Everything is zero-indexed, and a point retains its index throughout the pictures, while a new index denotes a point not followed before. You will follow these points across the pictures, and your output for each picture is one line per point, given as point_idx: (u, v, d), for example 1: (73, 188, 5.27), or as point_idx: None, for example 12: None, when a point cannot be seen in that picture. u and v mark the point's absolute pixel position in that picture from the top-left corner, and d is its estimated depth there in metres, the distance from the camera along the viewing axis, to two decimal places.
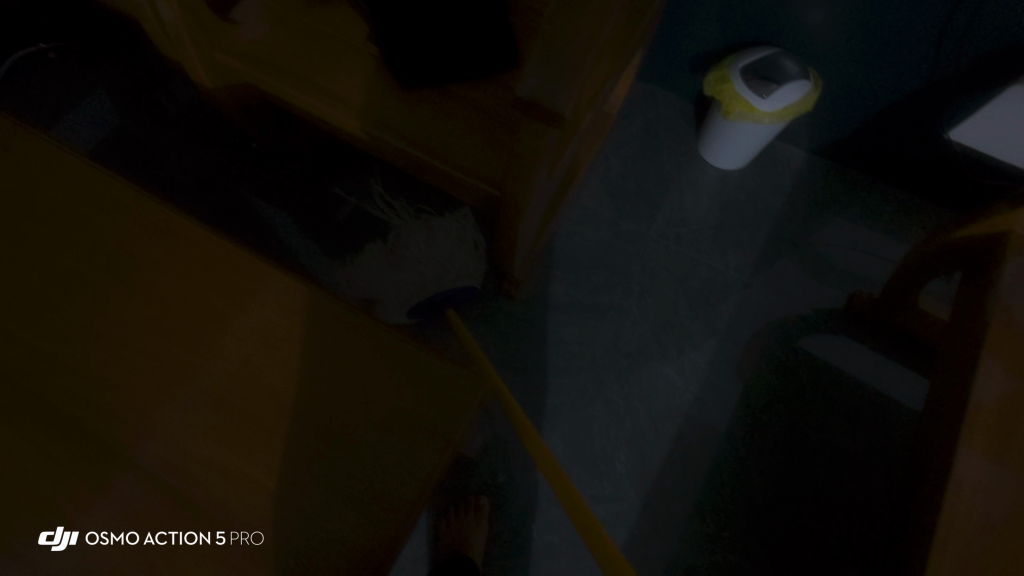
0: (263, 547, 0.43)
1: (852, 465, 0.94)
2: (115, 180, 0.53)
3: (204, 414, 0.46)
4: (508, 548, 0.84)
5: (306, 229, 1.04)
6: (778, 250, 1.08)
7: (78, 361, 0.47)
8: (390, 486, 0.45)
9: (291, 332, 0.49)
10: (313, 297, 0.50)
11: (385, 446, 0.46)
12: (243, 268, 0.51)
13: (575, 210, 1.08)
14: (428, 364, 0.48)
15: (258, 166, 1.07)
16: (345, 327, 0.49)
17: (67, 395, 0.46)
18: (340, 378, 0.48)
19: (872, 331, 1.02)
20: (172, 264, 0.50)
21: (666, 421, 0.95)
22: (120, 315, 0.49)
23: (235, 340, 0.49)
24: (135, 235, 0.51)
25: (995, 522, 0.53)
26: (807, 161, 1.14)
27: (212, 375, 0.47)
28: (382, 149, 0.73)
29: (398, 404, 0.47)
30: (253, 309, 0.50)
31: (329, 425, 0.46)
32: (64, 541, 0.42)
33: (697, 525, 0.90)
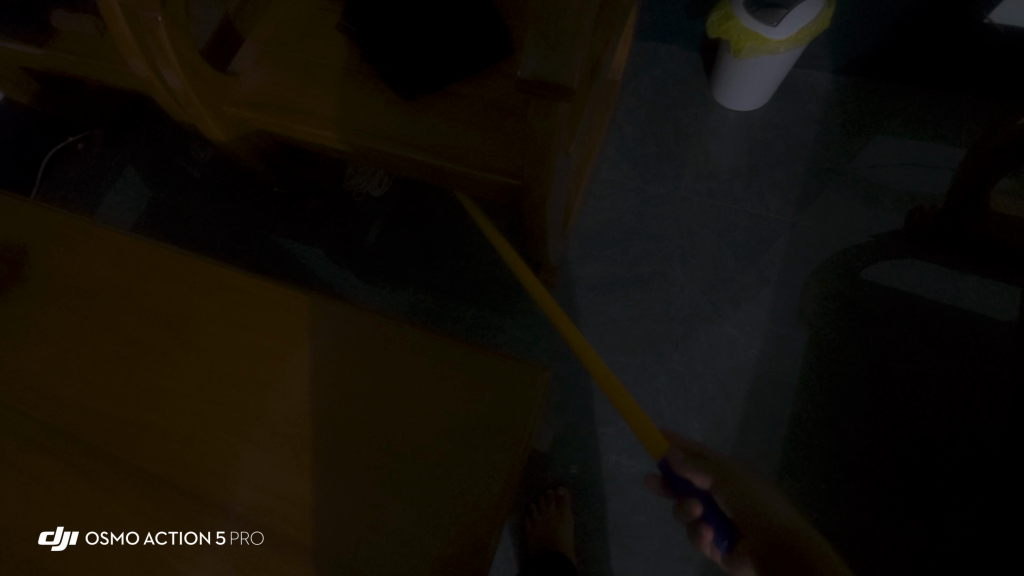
0: (262, 546, 0.46)
1: (948, 391, 0.87)
2: (160, 247, 0.57)
3: (277, 450, 0.49)
4: (595, 536, 0.84)
5: (340, 258, 1.07)
6: (821, 181, 1.02)
7: (155, 422, 0.51)
8: (459, 491, 0.46)
9: (338, 358, 0.51)
10: (354, 319, 0.52)
11: (453, 451, 0.47)
12: (286, 306, 0.53)
13: (599, 185, 1.05)
14: (483, 368, 0.49)
15: (287, 208, 1.12)
16: (390, 343, 0.51)
17: (150, 455, 0.50)
18: (394, 394, 0.49)
19: (940, 248, 0.95)
20: (224, 316, 0.53)
21: (734, 381, 0.91)
22: (183, 371, 0.52)
23: (294, 376, 0.51)
24: (188, 296, 0.54)
25: None
26: (835, 83, 1.06)
27: (278, 414, 0.50)
28: (386, 161, 0.75)
29: (455, 409, 0.48)
30: (305, 342, 0.52)
31: (386, 437, 0.48)
32: (64, 541, 0.47)
33: (789, 483, 0.85)
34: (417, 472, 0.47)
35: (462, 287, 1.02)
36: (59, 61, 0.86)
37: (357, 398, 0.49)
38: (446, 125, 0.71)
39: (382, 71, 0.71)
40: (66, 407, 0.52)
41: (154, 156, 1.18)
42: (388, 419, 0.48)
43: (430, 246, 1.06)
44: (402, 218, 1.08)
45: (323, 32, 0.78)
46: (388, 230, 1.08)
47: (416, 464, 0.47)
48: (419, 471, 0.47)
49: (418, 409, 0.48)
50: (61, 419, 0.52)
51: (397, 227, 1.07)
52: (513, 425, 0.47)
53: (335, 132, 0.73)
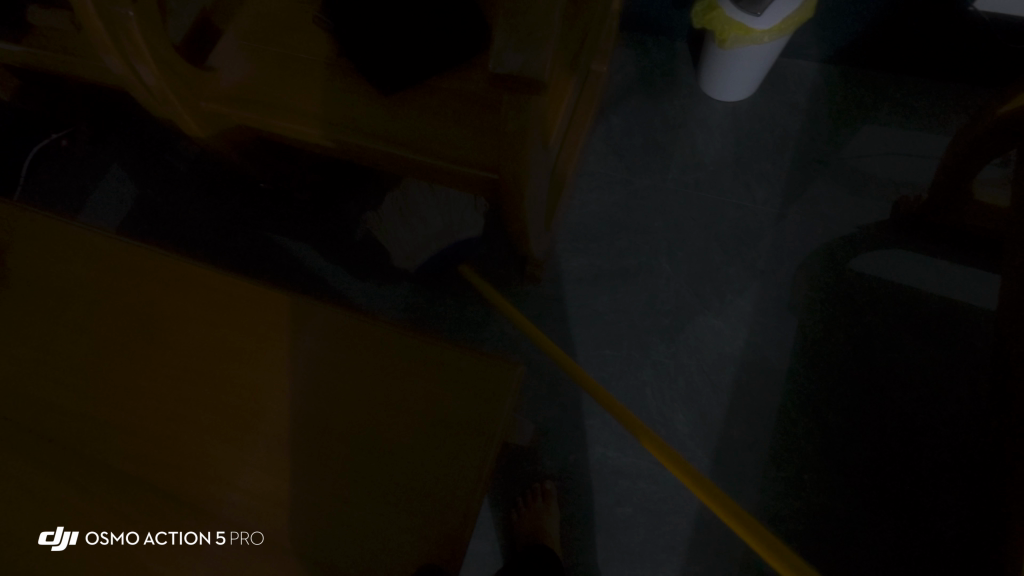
0: (263, 545, 0.47)
1: (932, 381, 0.88)
2: (135, 247, 0.56)
3: (257, 451, 0.49)
4: (581, 528, 0.84)
5: (328, 254, 1.07)
6: (807, 172, 1.01)
7: (134, 423, 0.50)
8: (432, 487, 0.46)
9: (312, 357, 0.50)
10: (328, 317, 0.51)
11: (427, 448, 0.47)
12: (264, 305, 0.53)
13: (586, 178, 1.05)
14: (455, 363, 0.48)
15: (273, 204, 1.11)
16: (367, 339, 0.50)
17: (128, 456, 0.49)
18: (367, 392, 0.49)
19: (926, 237, 0.95)
20: (202, 316, 0.53)
21: (721, 373, 0.91)
22: (160, 371, 0.52)
23: (272, 375, 0.51)
24: (165, 296, 0.54)
25: None
26: (822, 73, 1.06)
27: (257, 413, 0.50)
28: (367, 157, 0.74)
29: (428, 407, 0.48)
30: (282, 341, 0.52)
31: (361, 436, 0.48)
32: (64, 541, 0.46)
33: (776, 474, 0.86)
34: (392, 468, 0.47)
35: (448, 283, 1.02)
36: (37, 58, 0.85)
37: (336, 396, 0.49)
38: (426, 119, 0.70)
39: (361, 64, 0.70)
40: (43, 408, 0.52)
41: (138, 153, 1.17)
42: (365, 415, 0.49)
43: None
44: None
45: (303, 26, 0.77)
46: (374, 226, 1.07)
47: (390, 462, 0.47)
48: (395, 467, 0.47)
49: (396, 405, 0.48)
50: (38, 420, 0.52)
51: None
52: (488, 421, 0.47)
53: (315, 128, 0.72)
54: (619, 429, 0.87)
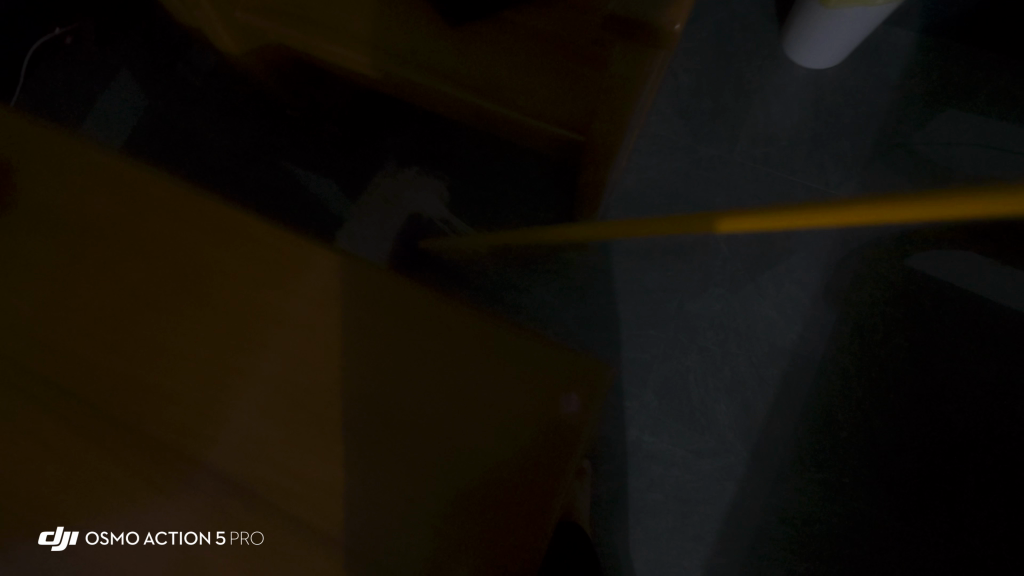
0: (263, 546, 0.44)
1: (988, 395, 0.84)
2: (167, 183, 0.50)
3: (302, 428, 0.46)
4: (610, 507, 0.83)
5: (357, 196, 0.99)
6: (889, 157, 0.93)
7: (167, 384, 0.48)
8: (504, 490, 0.44)
9: (371, 331, 0.46)
10: (391, 288, 0.46)
11: (501, 446, 0.44)
12: (309, 263, 0.48)
13: (647, 141, 0.96)
14: (542, 361, 0.45)
15: (299, 133, 1.02)
16: (443, 317, 0.46)
17: (158, 419, 0.47)
18: (437, 379, 0.45)
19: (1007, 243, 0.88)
20: (240, 269, 0.48)
21: (768, 366, 0.87)
22: (193, 327, 0.48)
23: (320, 344, 0.47)
24: (199, 242, 0.49)
25: None
26: (922, 45, 0.95)
27: (306, 387, 0.46)
28: (423, 96, 0.65)
29: (506, 399, 0.45)
30: (333, 307, 0.47)
31: (429, 426, 0.45)
32: (64, 541, 0.46)
33: (812, 473, 0.83)
34: (459, 466, 0.44)
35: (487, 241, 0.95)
36: None
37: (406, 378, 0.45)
38: (497, 60, 0.61)
39: None
40: (72, 358, 0.49)
41: (150, 60, 1.06)
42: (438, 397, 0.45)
43: (456, 190, 0.97)
44: (426, 157, 0.99)
45: None
46: (409, 169, 0.99)
47: (458, 459, 0.44)
48: (462, 463, 0.44)
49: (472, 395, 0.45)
50: (67, 370, 0.49)
51: (421, 167, 0.98)
52: (570, 424, 0.43)
53: (366, 57, 0.63)
54: (659, 412, 0.85)
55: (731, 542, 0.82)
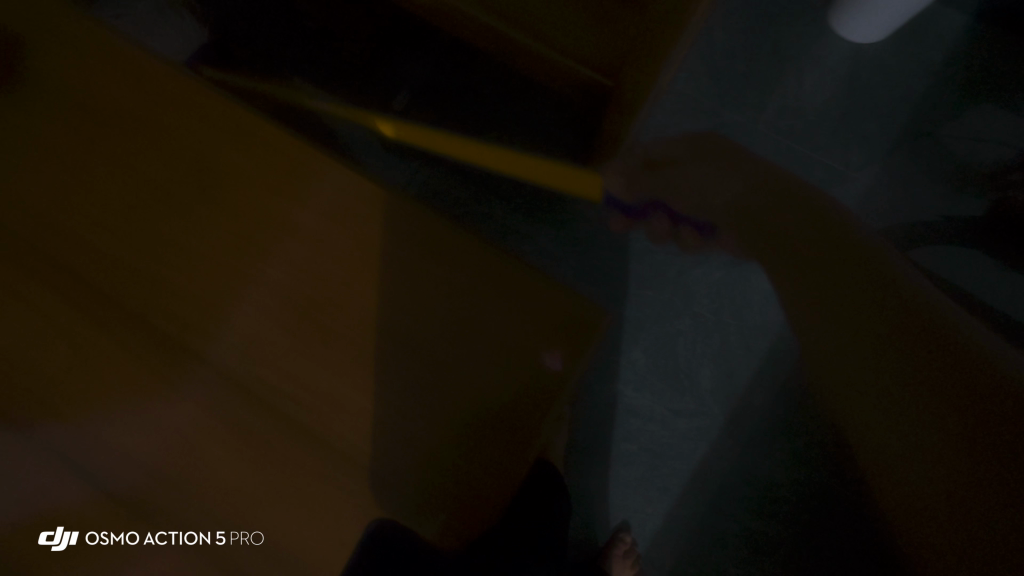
0: (263, 546, 0.49)
1: None
2: (187, 77, 0.50)
3: (312, 343, 0.49)
4: (586, 453, 0.88)
5: (366, 121, 0.96)
6: (913, 145, 0.91)
7: (181, 287, 0.50)
8: (493, 418, 0.47)
9: (384, 253, 0.48)
10: (407, 213, 0.48)
11: (497, 377, 0.47)
12: (327, 178, 0.49)
13: (671, 98, 0.94)
14: (544, 301, 0.47)
15: (315, 47, 0.99)
16: (457, 246, 0.48)
17: (173, 320, 0.50)
18: (443, 307, 0.48)
19: (1011, 247, 0.88)
20: (257, 177, 0.49)
21: (760, 338, 0.87)
22: (208, 232, 0.50)
23: (334, 261, 0.49)
24: (218, 145, 0.50)
25: None
26: (970, 30, 0.91)
27: (318, 301, 0.49)
28: (452, 21, 0.63)
29: (506, 335, 0.47)
30: (350, 226, 0.49)
31: (433, 354, 0.48)
32: (64, 541, 0.48)
33: (784, 446, 0.86)
34: (456, 392, 0.48)
35: (499, 182, 0.94)
36: None
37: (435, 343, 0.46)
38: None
39: None
40: (84, 248, 0.50)
41: None
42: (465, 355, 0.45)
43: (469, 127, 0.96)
44: (443, 89, 0.97)
45: None
46: (424, 100, 0.97)
47: (455, 386, 0.48)
48: (461, 390, 0.47)
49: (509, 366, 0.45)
50: (80, 261, 0.50)
51: (440, 98, 0.97)
52: (566, 363, 0.46)
53: None
54: (645, 371, 0.87)
55: (697, 498, 0.86)
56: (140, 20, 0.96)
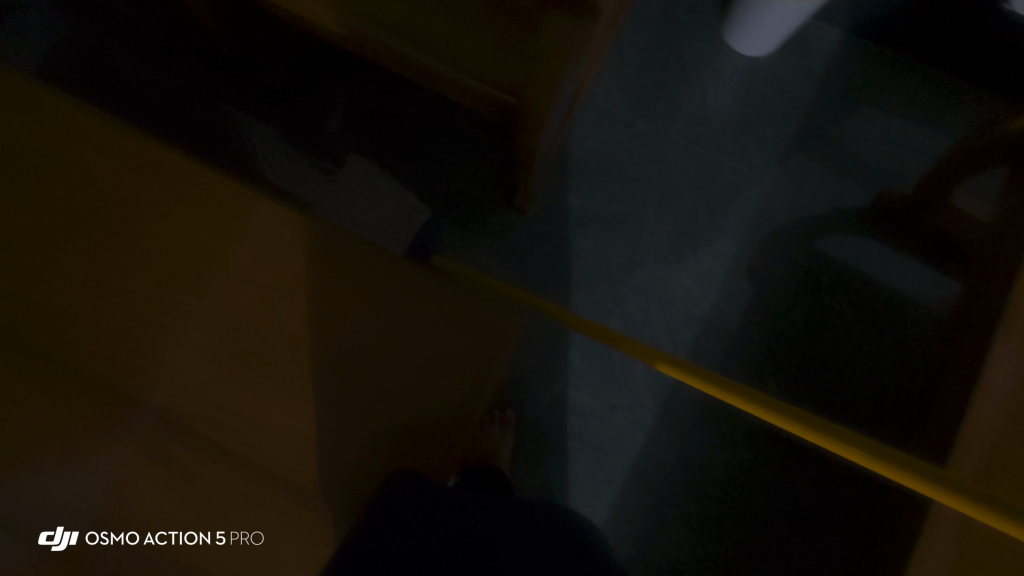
0: (262, 545, 0.53)
1: (865, 362, 0.95)
2: (91, 112, 0.50)
3: (238, 370, 0.51)
4: (533, 454, 0.90)
5: (297, 146, 0.99)
6: (806, 146, 1.00)
7: (101, 323, 0.51)
8: (419, 424, 0.51)
9: (304, 276, 0.51)
10: (323, 237, 0.51)
11: (420, 386, 0.50)
12: (243, 207, 0.51)
13: (588, 112, 1.00)
14: (466, 321, 0.50)
15: (238, 76, 1.00)
16: (373, 265, 0.50)
17: (98, 356, 0.51)
18: (363, 324, 0.50)
19: (900, 231, 0.97)
20: (169, 208, 0.50)
21: (684, 330, 0.95)
22: (125, 269, 0.50)
23: (252, 287, 0.50)
24: (127, 180, 0.50)
25: (1010, 398, 0.56)
26: (845, 43, 1.02)
27: (239, 329, 0.51)
28: (366, 51, 0.66)
29: (424, 346, 0.50)
30: (267, 253, 0.51)
31: (356, 370, 0.51)
32: (64, 541, 0.52)
33: (716, 428, 0.92)
34: (380, 404, 0.51)
35: (431, 200, 0.97)
36: None
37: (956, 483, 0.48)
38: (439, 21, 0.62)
39: None
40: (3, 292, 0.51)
41: None
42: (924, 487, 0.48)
43: (398, 146, 0.98)
44: (371, 111, 0.99)
45: None
46: (353, 123, 0.99)
47: (377, 399, 0.51)
48: (387, 402, 0.51)
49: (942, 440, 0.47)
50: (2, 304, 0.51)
51: (368, 121, 0.99)
52: (486, 367, 0.50)
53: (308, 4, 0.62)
54: (582, 370, 0.91)
55: (639, 488, 0.90)
56: (360, 195, 0.95)
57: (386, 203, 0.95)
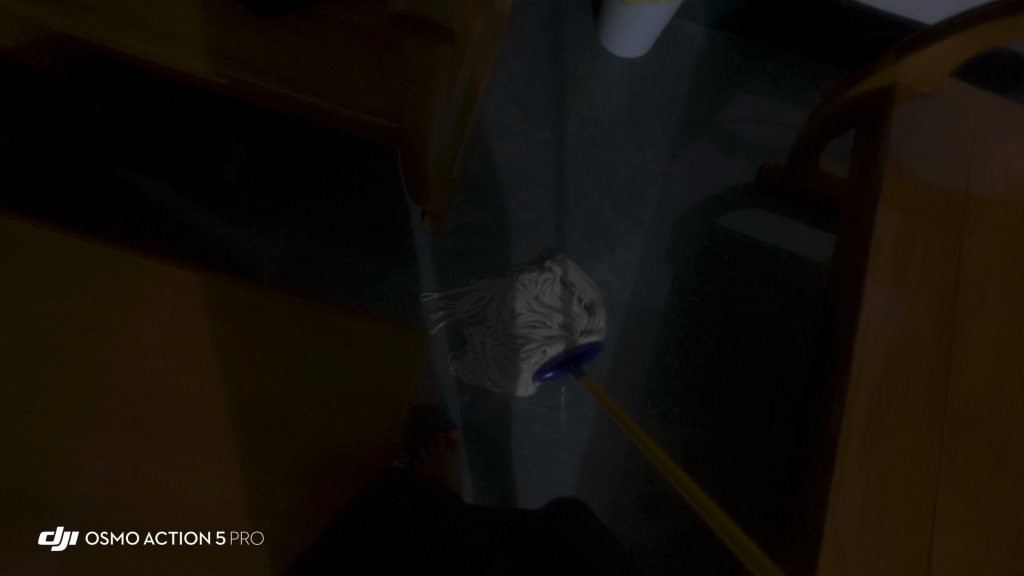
0: (263, 544, 0.54)
1: (777, 322, 1.01)
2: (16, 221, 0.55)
3: (186, 428, 0.55)
4: (483, 468, 0.91)
5: (194, 197, 0.96)
6: (690, 134, 1.08)
7: (43, 414, 0.53)
8: (349, 445, 0.56)
9: (239, 332, 0.56)
10: (252, 297, 0.57)
11: (347, 410, 0.56)
12: (172, 283, 0.56)
13: (486, 128, 1.03)
14: (359, 339, 0.57)
15: (116, 135, 0.96)
16: (296, 312, 0.57)
17: (39, 446, 0.53)
18: (292, 365, 0.56)
19: (785, 198, 1.06)
20: (105, 296, 0.55)
21: (608, 322, 0.99)
22: (63, 360, 0.54)
23: (193, 352, 0.55)
24: (60, 277, 0.55)
25: (882, 331, 0.64)
26: (708, 36, 1.11)
27: (182, 392, 0.55)
28: (239, 92, 0.65)
29: (345, 375, 0.57)
30: (202, 320, 0.56)
31: (291, 408, 0.55)
32: (64, 541, 0.53)
33: (653, 409, 0.96)
34: (313, 432, 0.55)
35: (345, 231, 0.97)
36: None
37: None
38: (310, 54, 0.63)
39: None
40: None
41: None
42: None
43: (301, 185, 0.98)
44: (269, 153, 0.98)
45: None
46: (252, 169, 0.97)
47: (309, 428, 0.55)
48: (323, 430, 0.56)
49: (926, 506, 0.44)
50: None
51: (271, 165, 0.98)
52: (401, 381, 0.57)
53: (170, 52, 0.61)
54: None
55: (591, 481, 0.93)
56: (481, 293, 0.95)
57: (578, 320, 0.91)
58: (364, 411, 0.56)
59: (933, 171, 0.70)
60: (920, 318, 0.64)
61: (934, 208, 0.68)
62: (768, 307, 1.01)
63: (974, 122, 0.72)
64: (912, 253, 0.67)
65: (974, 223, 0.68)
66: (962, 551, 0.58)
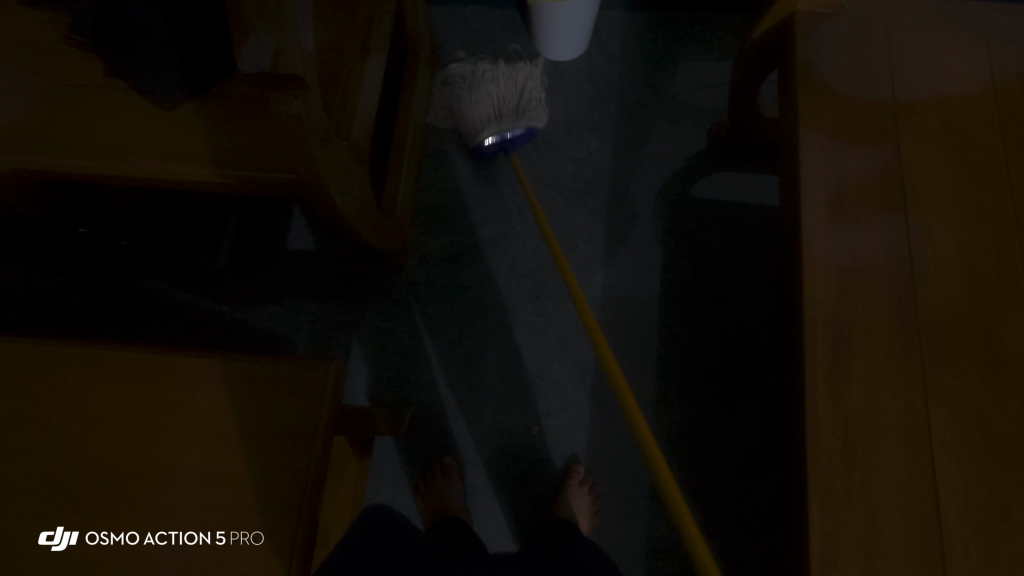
0: (263, 544, 0.57)
1: (759, 281, 0.97)
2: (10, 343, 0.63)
3: (171, 476, 0.59)
4: (489, 488, 0.91)
5: (177, 286, 1.03)
6: (631, 116, 1.08)
7: (42, 484, 0.59)
8: (300, 473, 0.59)
9: (210, 390, 0.62)
10: (213, 362, 0.62)
11: (296, 446, 0.60)
12: (145, 362, 0.63)
13: (432, 158, 1.07)
14: (298, 382, 0.61)
15: (98, 251, 1.04)
16: (248, 368, 0.62)
17: (44, 516, 0.58)
18: (249, 412, 0.61)
19: (739, 154, 1.03)
20: (94, 381, 0.62)
21: (585, 317, 0.97)
22: (57, 435, 0.60)
23: (174, 412, 0.61)
24: (50, 373, 0.62)
25: (831, 261, 0.60)
26: (628, 19, 1.13)
27: (161, 447, 0.60)
28: (166, 181, 0.71)
29: (290, 417, 0.60)
30: (177, 385, 0.62)
31: (252, 450, 0.60)
32: (64, 541, 0.57)
33: (650, 395, 0.93)
34: (270, 470, 0.59)
35: (316, 287, 1.02)
36: None
37: None
38: (220, 131, 0.69)
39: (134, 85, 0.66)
40: None
41: None
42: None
43: (270, 254, 1.04)
44: (243, 231, 1.05)
45: (57, 50, 0.70)
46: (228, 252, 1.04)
47: (266, 467, 0.59)
48: (277, 468, 0.59)
49: None
50: None
51: (244, 244, 1.04)
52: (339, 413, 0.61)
53: (97, 159, 0.67)
54: (502, 391, 0.94)
55: (600, 480, 0.90)
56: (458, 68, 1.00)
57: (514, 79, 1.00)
58: (319, 447, 0.60)
59: (852, 86, 0.67)
60: (866, 239, 0.61)
61: (859, 123, 0.65)
62: (746, 267, 0.98)
63: (884, 27, 0.69)
64: (845, 174, 0.64)
65: (909, 129, 0.65)
66: (971, 477, 0.53)
